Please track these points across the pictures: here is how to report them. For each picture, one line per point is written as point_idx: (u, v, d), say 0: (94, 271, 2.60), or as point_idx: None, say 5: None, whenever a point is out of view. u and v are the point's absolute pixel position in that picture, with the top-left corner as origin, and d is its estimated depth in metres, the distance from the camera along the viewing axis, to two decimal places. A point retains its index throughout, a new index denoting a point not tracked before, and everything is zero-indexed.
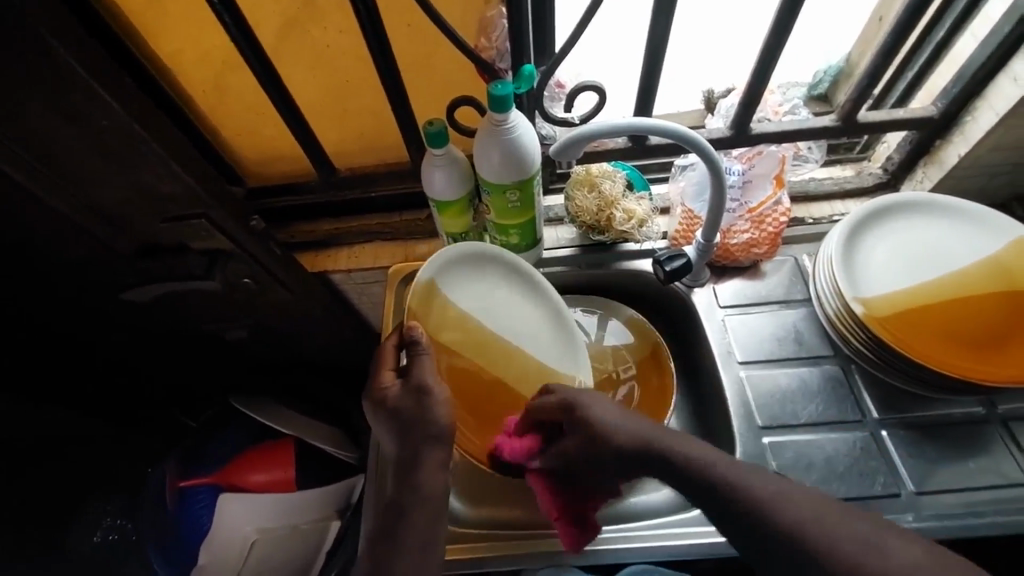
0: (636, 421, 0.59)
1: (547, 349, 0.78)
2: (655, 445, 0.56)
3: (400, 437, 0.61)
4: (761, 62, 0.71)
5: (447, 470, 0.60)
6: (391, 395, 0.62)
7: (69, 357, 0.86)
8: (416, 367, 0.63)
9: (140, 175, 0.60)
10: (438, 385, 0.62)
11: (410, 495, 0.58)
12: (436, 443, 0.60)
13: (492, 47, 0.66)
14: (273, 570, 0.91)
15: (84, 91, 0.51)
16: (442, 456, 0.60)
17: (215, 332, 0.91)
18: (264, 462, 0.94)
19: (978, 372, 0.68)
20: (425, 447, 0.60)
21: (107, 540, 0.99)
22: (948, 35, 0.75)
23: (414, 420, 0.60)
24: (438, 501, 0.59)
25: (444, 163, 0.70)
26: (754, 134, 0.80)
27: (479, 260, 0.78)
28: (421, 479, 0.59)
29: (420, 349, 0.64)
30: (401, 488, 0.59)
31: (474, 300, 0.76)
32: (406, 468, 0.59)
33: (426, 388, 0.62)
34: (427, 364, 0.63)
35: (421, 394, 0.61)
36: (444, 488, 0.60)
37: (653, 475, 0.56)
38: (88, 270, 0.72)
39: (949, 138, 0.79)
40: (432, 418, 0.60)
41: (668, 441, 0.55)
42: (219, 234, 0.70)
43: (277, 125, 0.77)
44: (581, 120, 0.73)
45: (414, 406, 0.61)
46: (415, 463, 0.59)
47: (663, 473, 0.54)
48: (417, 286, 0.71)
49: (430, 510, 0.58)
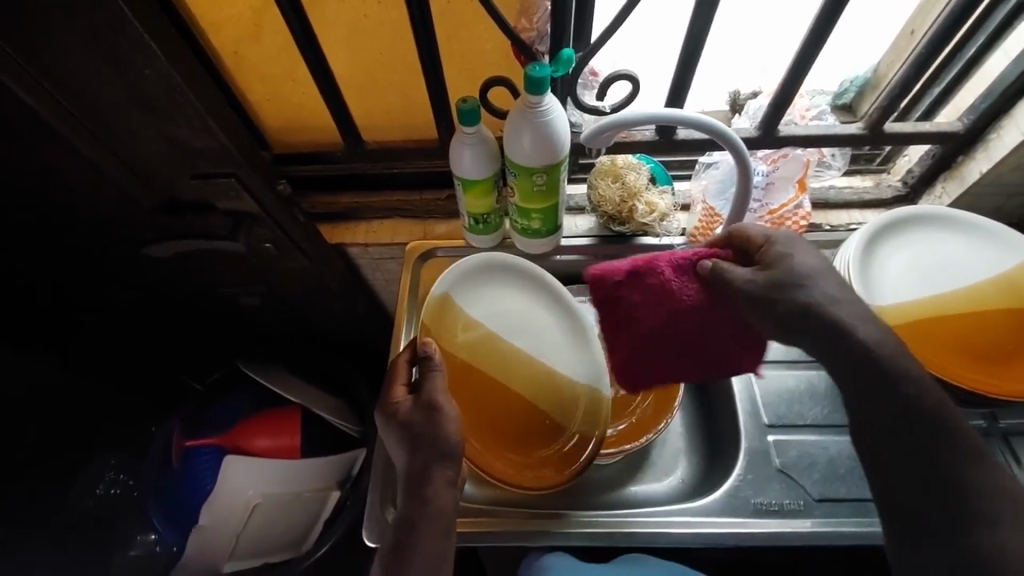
0: (827, 282, 0.58)
1: (564, 358, 0.77)
2: (818, 307, 0.57)
3: (412, 453, 0.61)
4: (794, 67, 0.71)
5: (456, 486, 0.60)
6: (403, 410, 0.63)
7: (84, 310, 0.87)
8: (427, 382, 0.64)
9: (175, 127, 0.60)
10: (448, 403, 0.62)
11: (421, 512, 0.59)
12: (444, 461, 0.60)
13: (533, 29, 0.67)
14: (274, 531, 0.93)
15: (130, 37, 0.51)
16: (451, 472, 0.60)
17: (228, 296, 0.92)
18: (271, 428, 0.95)
19: (982, 385, 0.70)
20: (434, 464, 0.60)
21: (110, 494, 1.05)
22: (980, 52, 0.75)
23: (424, 436, 0.61)
24: (448, 518, 0.59)
25: (473, 142, 0.70)
26: (781, 136, 0.82)
27: (494, 272, 0.81)
28: (430, 494, 0.59)
29: (433, 366, 0.65)
30: (412, 504, 0.59)
31: (488, 311, 0.79)
32: (416, 485, 0.60)
33: (436, 405, 0.62)
34: (438, 382, 0.64)
35: (430, 411, 0.62)
36: (454, 504, 0.60)
37: (809, 339, 0.57)
38: (112, 223, 0.72)
39: (972, 155, 0.80)
40: (441, 435, 0.60)
41: (835, 306, 0.57)
42: (246, 194, 0.70)
43: (309, 94, 0.78)
44: (612, 110, 0.74)
45: (426, 422, 0.61)
46: (424, 481, 0.60)
47: (825, 340, 0.56)
48: (431, 300, 0.78)
49: (441, 526, 0.58)
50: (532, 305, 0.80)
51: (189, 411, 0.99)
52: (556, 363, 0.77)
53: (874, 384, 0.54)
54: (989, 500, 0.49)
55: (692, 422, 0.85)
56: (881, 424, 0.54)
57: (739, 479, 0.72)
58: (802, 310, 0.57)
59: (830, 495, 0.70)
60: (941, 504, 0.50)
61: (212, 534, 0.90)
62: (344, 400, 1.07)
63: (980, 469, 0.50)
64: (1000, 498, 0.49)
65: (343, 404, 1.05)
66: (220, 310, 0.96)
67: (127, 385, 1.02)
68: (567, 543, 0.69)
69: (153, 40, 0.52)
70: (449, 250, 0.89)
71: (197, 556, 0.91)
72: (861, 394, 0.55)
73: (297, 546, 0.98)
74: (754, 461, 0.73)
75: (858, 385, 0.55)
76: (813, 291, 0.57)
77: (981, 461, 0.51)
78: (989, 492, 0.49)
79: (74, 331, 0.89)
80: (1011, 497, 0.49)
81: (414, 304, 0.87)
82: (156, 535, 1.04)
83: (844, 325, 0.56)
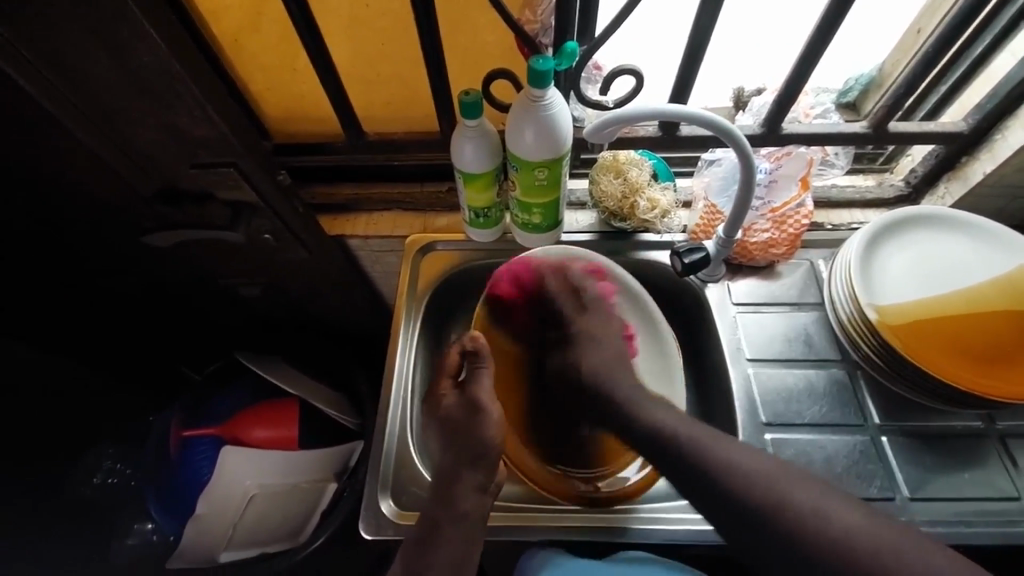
0: (669, 412, 0.67)
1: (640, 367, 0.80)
2: (680, 437, 0.63)
3: (450, 446, 0.69)
4: (799, 64, 0.71)
5: (482, 492, 0.66)
6: (448, 403, 0.71)
7: (81, 300, 0.87)
8: (474, 380, 0.71)
9: (176, 116, 0.60)
10: (490, 404, 0.69)
11: (447, 511, 0.64)
12: (475, 466, 0.66)
13: (537, 21, 0.66)
14: (271, 524, 0.93)
15: (128, 22, 0.50)
16: (479, 478, 0.66)
17: (227, 287, 0.92)
18: (269, 419, 0.96)
19: (979, 385, 0.70)
20: (468, 463, 0.66)
21: (108, 483, 1.05)
22: (986, 52, 0.74)
23: (465, 434, 0.68)
24: (473, 523, 0.64)
25: (474, 135, 0.70)
26: (784, 134, 0.81)
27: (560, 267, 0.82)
28: (456, 496, 0.64)
29: (480, 364, 0.72)
30: (438, 504, 0.64)
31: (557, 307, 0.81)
32: (445, 483, 0.65)
33: (478, 405, 0.69)
34: (482, 382, 0.70)
35: (473, 409, 0.69)
36: (480, 508, 0.65)
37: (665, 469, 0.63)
38: (110, 213, 0.72)
39: (976, 156, 0.80)
40: (480, 435, 0.68)
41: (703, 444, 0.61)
42: (246, 185, 0.70)
43: (311, 83, 0.77)
44: (615, 104, 0.73)
45: (467, 419, 0.69)
46: (456, 479, 0.65)
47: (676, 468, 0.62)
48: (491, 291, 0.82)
49: (463, 530, 0.63)
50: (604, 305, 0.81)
51: (188, 402, 1.00)
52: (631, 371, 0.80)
53: (659, 444, 0.64)
54: (767, 503, 0.55)
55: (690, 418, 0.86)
56: (670, 466, 0.62)
57: None
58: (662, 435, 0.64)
59: None
60: (734, 518, 0.57)
61: (208, 524, 0.90)
62: (342, 392, 1.08)
63: (751, 477, 0.57)
64: (787, 501, 0.55)
65: (341, 395, 1.05)
66: (219, 300, 0.96)
67: (125, 373, 1.03)
68: (584, 538, 0.70)
69: (153, 27, 0.51)
70: (449, 243, 0.89)
71: (195, 546, 0.90)
72: (707, 503, 0.59)
73: (296, 537, 0.94)
74: None
75: (650, 448, 0.65)
76: (665, 419, 0.66)
77: (756, 466, 0.58)
78: (773, 497, 0.55)
79: (73, 321, 0.89)
80: (791, 492, 0.55)
81: (412, 298, 0.87)
82: (152, 525, 1.05)
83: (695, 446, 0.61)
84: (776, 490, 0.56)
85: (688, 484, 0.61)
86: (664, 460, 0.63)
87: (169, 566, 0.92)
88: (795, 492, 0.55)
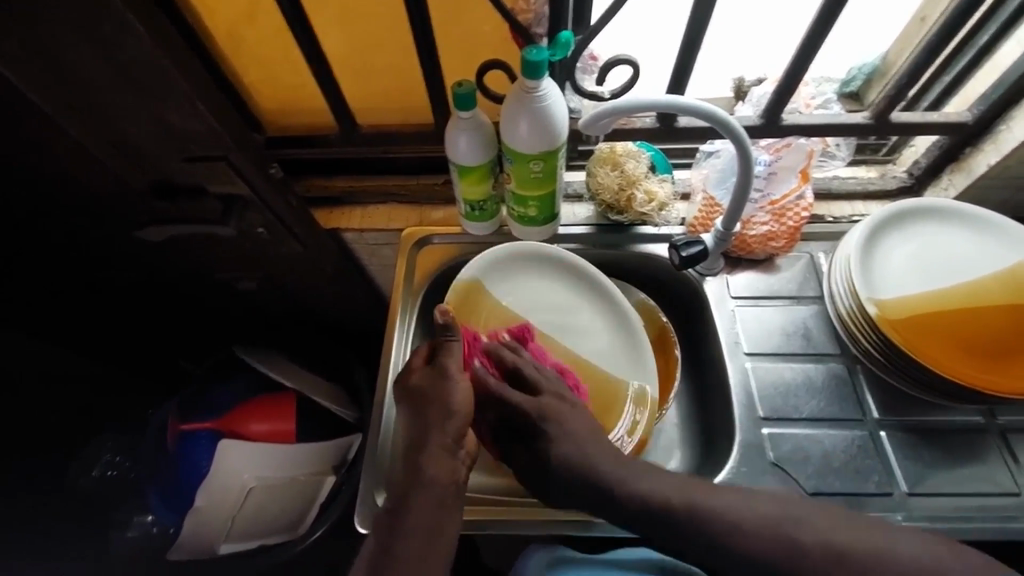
0: (670, 477, 0.61)
1: (611, 355, 0.80)
2: (697, 507, 0.57)
3: (415, 416, 0.66)
4: (801, 51, 0.69)
5: (452, 457, 0.63)
6: (416, 376, 0.68)
7: (78, 295, 0.87)
8: (443, 350, 0.68)
9: (165, 108, 0.59)
10: (458, 374, 0.66)
11: (415, 480, 0.61)
12: (442, 422, 0.64)
13: (530, 10, 0.65)
14: (270, 517, 0.92)
15: (112, 15, 0.49)
16: (447, 442, 0.63)
17: (223, 281, 0.93)
18: (266, 413, 0.97)
19: (980, 381, 0.69)
20: (433, 427, 0.64)
21: (106, 475, 1.03)
22: (994, 39, 0.72)
23: (431, 399, 0.65)
24: (442, 488, 0.61)
25: (468, 127, 0.69)
26: (784, 125, 0.79)
27: (526, 262, 0.83)
28: (426, 463, 0.62)
29: (450, 337, 0.68)
30: (408, 475, 0.62)
31: (527, 304, 0.82)
32: (412, 455, 0.63)
33: (446, 373, 0.66)
34: (455, 351, 0.67)
35: (441, 379, 0.66)
36: (450, 474, 0.62)
37: (673, 540, 0.58)
38: (102, 208, 0.72)
39: (980, 147, 0.79)
40: (445, 400, 0.64)
41: (703, 499, 0.58)
42: (237, 178, 0.69)
43: (303, 75, 0.76)
44: (611, 95, 0.71)
45: (433, 385, 0.66)
46: (423, 446, 0.63)
47: (698, 541, 0.56)
48: (459, 285, 0.80)
49: (434, 496, 0.61)
50: (577, 299, 0.83)
51: (186, 394, 1.00)
52: (603, 361, 0.80)
53: (637, 510, 0.59)
54: (779, 551, 0.54)
55: (687, 410, 0.86)
56: (667, 534, 0.58)
57: (732, 471, 0.72)
58: (680, 508, 0.58)
59: (823, 489, 0.70)
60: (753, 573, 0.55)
61: (207, 516, 0.89)
62: (340, 385, 1.08)
63: (759, 528, 0.55)
64: (792, 548, 0.54)
65: (339, 388, 1.06)
66: (215, 294, 0.96)
67: (123, 367, 1.03)
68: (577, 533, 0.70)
69: (137, 19, 0.50)
70: (445, 237, 0.89)
71: (194, 537, 0.90)
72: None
73: (294, 529, 0.95)
74: (748, 454, 0.73)
75: (622, 514, 0.60)
76: (653, 483, 0.60)
77: (758, 519, 0.56)
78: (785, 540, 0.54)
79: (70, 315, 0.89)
80: (794, 533, 0.54)
81: (408, 291, 0.86)
82: (151, 517, 1.05)
83: (700, 508, 0.57)
84: (785, 533, 0.54)
85: (684, 541, 0.57)
86: (654, 523, 0.58)
87: (168, 557, 0.92)
88: (784, 534, 0.54)
